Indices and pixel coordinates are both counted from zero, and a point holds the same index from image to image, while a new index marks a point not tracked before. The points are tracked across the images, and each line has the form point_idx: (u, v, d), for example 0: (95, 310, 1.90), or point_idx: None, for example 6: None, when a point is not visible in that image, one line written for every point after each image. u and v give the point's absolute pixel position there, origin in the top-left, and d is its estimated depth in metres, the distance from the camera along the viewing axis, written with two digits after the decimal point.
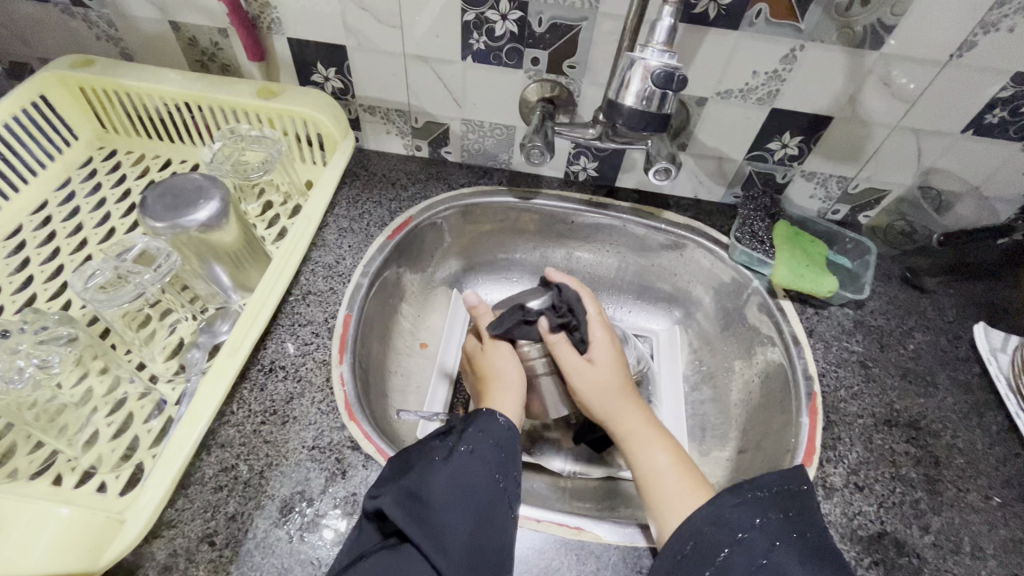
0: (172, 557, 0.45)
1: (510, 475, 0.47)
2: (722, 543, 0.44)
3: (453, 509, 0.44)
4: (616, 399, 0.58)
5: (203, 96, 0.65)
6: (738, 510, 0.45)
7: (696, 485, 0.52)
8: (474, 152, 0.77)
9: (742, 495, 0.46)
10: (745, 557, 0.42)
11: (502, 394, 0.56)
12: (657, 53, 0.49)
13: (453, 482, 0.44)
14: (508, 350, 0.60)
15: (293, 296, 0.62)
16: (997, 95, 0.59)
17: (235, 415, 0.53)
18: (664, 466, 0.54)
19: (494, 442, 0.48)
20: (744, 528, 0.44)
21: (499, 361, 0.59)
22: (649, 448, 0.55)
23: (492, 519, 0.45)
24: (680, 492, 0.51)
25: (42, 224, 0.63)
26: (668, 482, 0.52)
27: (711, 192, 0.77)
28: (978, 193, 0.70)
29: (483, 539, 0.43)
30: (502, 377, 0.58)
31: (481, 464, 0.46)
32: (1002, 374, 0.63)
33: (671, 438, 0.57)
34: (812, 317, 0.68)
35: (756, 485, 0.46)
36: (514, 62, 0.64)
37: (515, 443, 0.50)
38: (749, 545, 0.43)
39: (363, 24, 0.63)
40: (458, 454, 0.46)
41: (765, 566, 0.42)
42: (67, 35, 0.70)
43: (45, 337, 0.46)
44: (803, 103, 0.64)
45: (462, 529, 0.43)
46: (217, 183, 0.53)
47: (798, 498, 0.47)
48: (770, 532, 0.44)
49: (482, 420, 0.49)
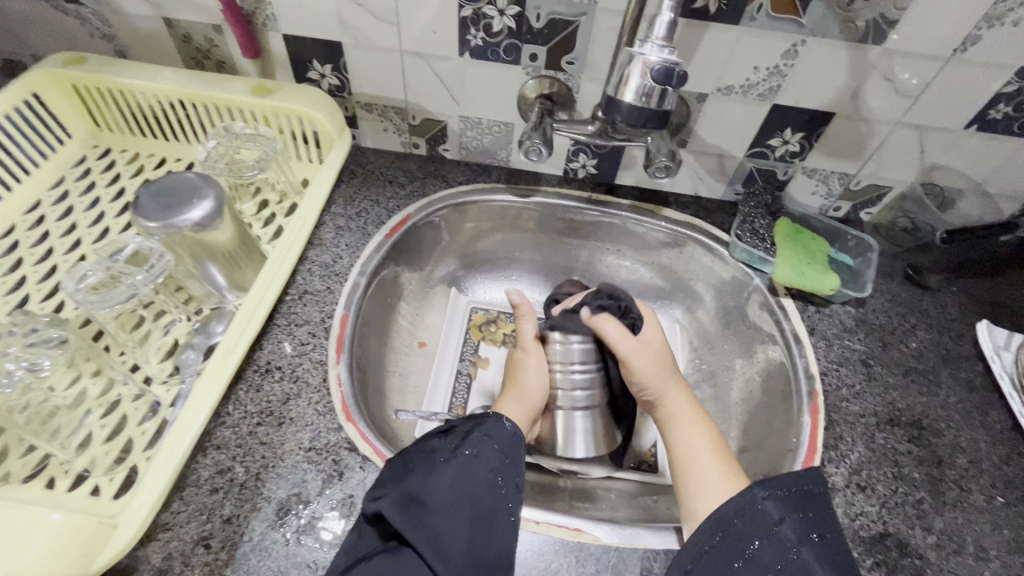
0: (167, 561, 0.45)
1: (513, 481, 0.47)
2: (752, 534, 0.43)
3: (451, 513, 0.43)
4: (664, 377, 0.60)
5: (198, 93, 0.64)
6: (768, 503, 0.44)
7: (731, 469, 0.51)
8: (472, 149, 0.76)
9: (771, 488, 0.45)
10: (775, 553, 0.42)
11: (513, 401, 0.59)
12: (657, 48, 0.48)
13: (456, 487, 0.44)
14: (540, 363, 0.62)
15: (289, 295, 0.61)
16: (1001, 90, 0.58)
17: (230, 417, 0.52)
18: (701, 447, 0.53)
19: (498, 448, 0.48)
20: (776, 521, 0.43)
21: (523, 370, 0.62)
22: (690, 429, 0.56)
23: (492, 524, 0.44)
24: (716, 473, 0.51)
25: (35, 224, 0.62)
26: (704, 463, 0.52)
27: (712, 189, 0.76)
28: (982, 189, 0.69)
29: (482, 544, 0.43)
30: (521, 386, 0.61)
31: (482, 469, 0.46)
32: (1006, 373, 0.62)
33: (710, 423, 0.57)
34: (814, 315, 0.67)
35: (770, 483, 0.45)
36: (512, 58, 0.64)
37: (520, 448, 0.50)
38: (781, 537, 0.43)
39: (359, 20, 0.62)
40: (459, 458, 0.46)
41: (793, 563, 0.41)
42: (59, 32, 0.69)
43: (34, 340, 0.45)
44: (805, 99, 0.63)
45: (461, 533, 0.42)
46: (211, 182, 0.52)
47: (807, 501, 0.46)
48: (796, 528, 0.43)
49: (486, 424, 0.50)
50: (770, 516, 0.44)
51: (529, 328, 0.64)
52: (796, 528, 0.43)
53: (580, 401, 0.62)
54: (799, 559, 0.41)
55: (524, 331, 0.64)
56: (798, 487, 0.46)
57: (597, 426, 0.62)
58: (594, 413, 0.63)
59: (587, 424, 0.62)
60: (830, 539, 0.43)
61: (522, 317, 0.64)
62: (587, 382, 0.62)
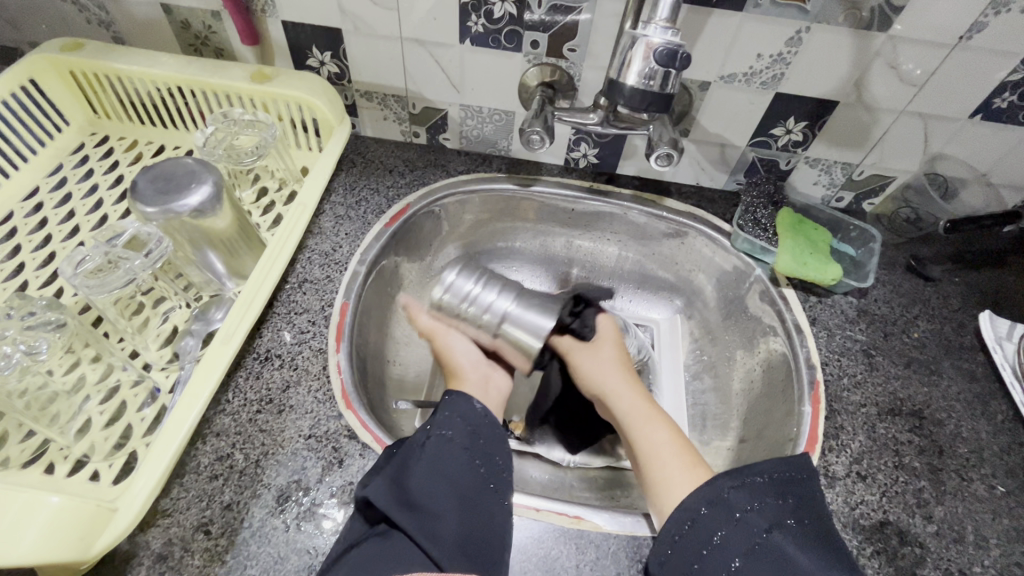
0: (167, 546, 0.45)
1: (493, 461, 0.47)
2: (715, 525, 0.43)
3: (433, 492, 0.43)
4: (615, 380, 0.58)
5: (195, 79, 0.64)
6: (735, 492, 0.44)
7: (692, 459, 0.50)
8: (473, 138, 0.76)
9: (740, 479, 0.45)
10: (743, 536, 0.42)
11: (467, 381, 0.56)
12: (660, 30, 0.48)
13: (432, 470, 0.44)
14: (453, 336, 0.59)
15: (289, 283, 0.61)
16: (1006, 79, 0.58)
17: (230, 404, 0.52)
18: (662, 441, 0.52)
19: (469, 428, 0.47)
20: (741, 508, 0.43)
21: (448, 354, 0.58)
22: (647, 425, 0.54)
23: (479, 504, 0.44)
24: (679, 466, 0.50)
25: (33, 211, 0.62)
26: (665, 457, 0.51)
27: (714, 179, 0.75)
28: (986, 179, 0.69)
29: (471, 525, 0.43)
30: (458, 368, 0.57)
31: (457, 450, 0.46)
32: (1007, 363, 0.62)
33: (667, 417, 0.55)
34: (816, 306, 0.67)
35: (745, 472, 0.45)
36: (513, 45, 0.63)
37: (491, 423, 0.48)
38: (746, 523, 0.42)
39: (359, 7, 0.62)
40: (432, 439, 0.46)
41: (759, 544, 0.41)
42: (56, 18, 0.68)
43: (33, 323, 0.45)
44: (807, 88, 0.62)
45: (450, 515, 0.43)
46: (209, 167, 0.52)
47: (801, 485, 0.46)
48: (768, 516, 0.43)
49: (448, 403, 0.49)
50: (740, 503, 0.43)
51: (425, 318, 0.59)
52: (765, 515, 0.43)
53: (498, 302, 0.57)
54: (772, 542, 0.41)
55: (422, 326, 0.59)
56: (791, 475, 0.46)
57: (530, 302, 0.58)
58: (518, 295, 0.58)
59: (527, 310, 0.57)
60: (816, 525, 0.44)
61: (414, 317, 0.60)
62: (491, 292, 0.57)
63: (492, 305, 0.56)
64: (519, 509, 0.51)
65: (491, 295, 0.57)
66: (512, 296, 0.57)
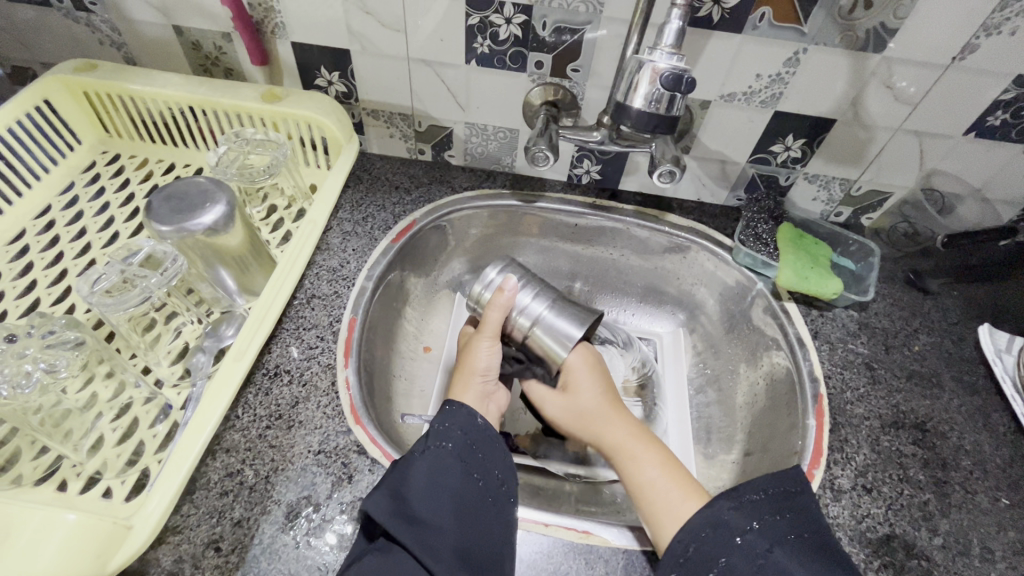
0: (177, 564, 0.44)
1: (491, 474, 0.48)
2: (721, 551, 0.44)
3: (434, 504, 0.45)
4: (603, 411, 0.56)
5: (207, 99, 0.65)
6: (733, 513, 0.45)
7: (688, 493, 0.49)
8: (477, 155, 0.77)
9: (737, 499, 0.46)
10: (748, 557, 0.43)
11: (470, 388, 0.55)
12: (665, 56, 0.49)
13: (432, 481, 0.46)
14: (488, 346, 0.57)
15: (297, 300, 0.62)
16: (999, 97, 0.59)
17: (240, 420, 0.52)
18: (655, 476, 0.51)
19: (468, 441, 0.49)
20: (749, 532, 0.44)
21: (476, 352, 0.57)
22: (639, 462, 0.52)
23: (479, 514, 0.46)
24: (673, 500, 0.49)
25: (45, 229, 0.62)
26: (661, 491, 0.50)
27: (714, 195, 0.77)
28: (981, 195, 0.71)
29: (470, 535, 0.45)
30: (472, 373, 0.56)
31: (454, 461, 0.47)
32: (1008, 376, 0.63)
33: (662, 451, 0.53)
34: (817, 319, 0.68)
35: (742, 492, 0.47)
36: (518, 66, 0.64)
37: (489, 439, 0.50)
38: (753, 545, 0.44)
39: (367, 28, 0.63)
40: (430, 451, 0.47)
41: (764, 567, 0.42)
42: (70, 39, 0.70)
43: (52, 341, 0.46)
44: (805, 106, 0.64)
45: (449, 526, 0.45)
46: (222, 186, 0.53)
47: (794, 500, 0.47)
48: (774, 534, 0.44)
49: (449, 414, 0.50)
50: (739, 526, 0.44)
51: (497, 315, 0.59)
52: (767, 534, 0.44)
53: (534, 307, 0.61)
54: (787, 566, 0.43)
55: (489, 318, 0.59)
56: (782, 491, 0.47)
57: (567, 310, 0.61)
58: (557, 303, 0.62)
59: (559, 317, 0.61)
60: (816, 539, 0.45)
61: (493, 305, 0.59)
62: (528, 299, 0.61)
63: (526, 307, 0.61)
64: (527, 523, 0.51)
65: (526, 298, 0.61)
66: (547, 302, 0.61)
